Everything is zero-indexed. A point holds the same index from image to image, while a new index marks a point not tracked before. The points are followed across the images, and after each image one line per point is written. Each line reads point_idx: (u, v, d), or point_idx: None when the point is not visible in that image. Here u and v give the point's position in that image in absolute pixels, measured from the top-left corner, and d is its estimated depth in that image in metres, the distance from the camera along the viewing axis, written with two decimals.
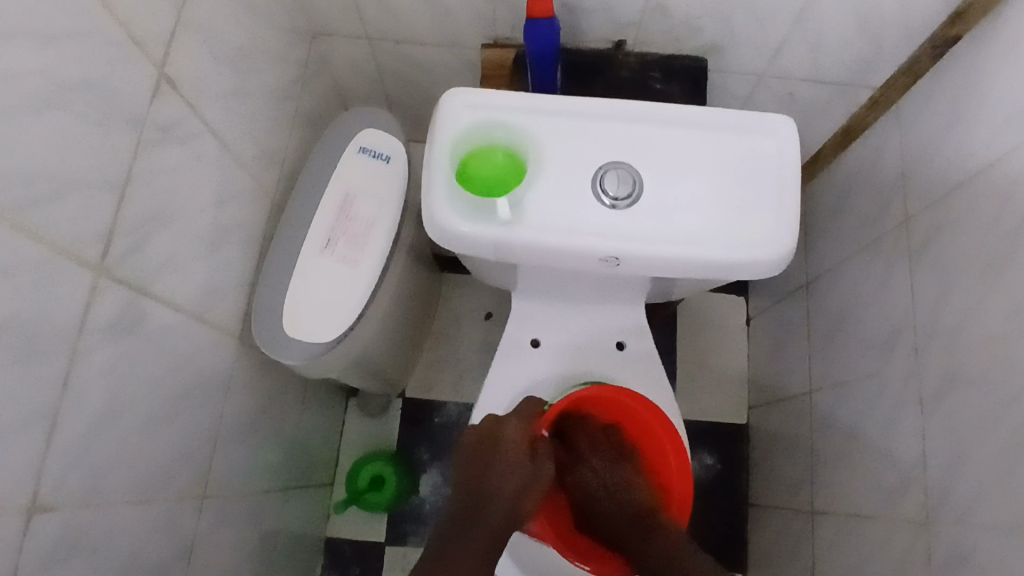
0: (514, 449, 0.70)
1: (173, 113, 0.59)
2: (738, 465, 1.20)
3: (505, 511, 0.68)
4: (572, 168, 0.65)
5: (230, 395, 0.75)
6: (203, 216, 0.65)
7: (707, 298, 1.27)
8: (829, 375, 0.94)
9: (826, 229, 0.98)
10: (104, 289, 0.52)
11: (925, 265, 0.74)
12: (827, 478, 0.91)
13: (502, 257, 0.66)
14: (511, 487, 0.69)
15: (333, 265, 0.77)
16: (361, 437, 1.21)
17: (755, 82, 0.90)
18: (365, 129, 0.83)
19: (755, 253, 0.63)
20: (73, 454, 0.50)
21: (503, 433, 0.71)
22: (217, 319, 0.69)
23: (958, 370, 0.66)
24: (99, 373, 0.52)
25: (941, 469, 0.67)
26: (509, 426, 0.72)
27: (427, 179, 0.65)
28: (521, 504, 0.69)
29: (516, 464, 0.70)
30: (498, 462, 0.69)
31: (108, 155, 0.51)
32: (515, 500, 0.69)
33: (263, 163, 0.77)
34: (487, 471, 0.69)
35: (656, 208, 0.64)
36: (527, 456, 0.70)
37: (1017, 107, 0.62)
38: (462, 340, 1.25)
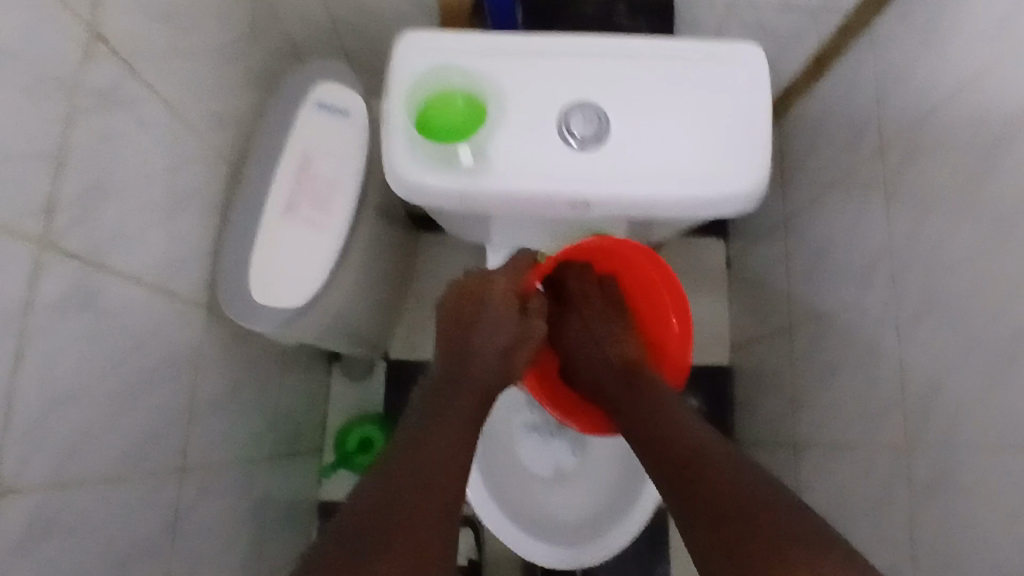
0: (502, 302, 0.74)
1: (110, 74, 0.55)
2: (723, 405, 1.21)
3: (493, 366, 0.70)
4: (535, 111, 0.62)
5: (202, 366, 0.73)
6: (154, 183, 0.62)
7: (685, 241, 1.26)
8: (809, 309, 0.93)
9: (802, 162, 0.97)
10: (50, 265, 0.49)
11: (900, 192, 0.73)
12: (809, 411, 0.92)
13: (469, 208, 0.64)
14: (495, 343, 0.71)
15: (298, 227, 0.75)
16: (346, 401, 1.20)
17: (724, 12, 0.87)
18: (323, 83, 0.79)
19: (727, 187, 0.61)
20: (35, 436, 0.49)
21: (492, 286, 0.74)
22: (180, 289, 0.67)
23: (935, 295, 0.66)
24: (54, 353, 0.50)
25: (921, 395, 0.68)
26: (497, 280, 0.75)
27: (386, 130, 0.62)
28: (511, 364, 0.72)
29: (504, 318, 0.73)
30: (485, 318, 0.72)
31: (39, 123, 0.48)
32: (501, 353, 0.71)
33: (214, 125, 0.73)
34: (475, 325, 0.72)
35: (624, 146, 0.62)
36: (514, 312, 0.74)
37: (991, 22, 0.60)
38: (442, 298, 1.23)
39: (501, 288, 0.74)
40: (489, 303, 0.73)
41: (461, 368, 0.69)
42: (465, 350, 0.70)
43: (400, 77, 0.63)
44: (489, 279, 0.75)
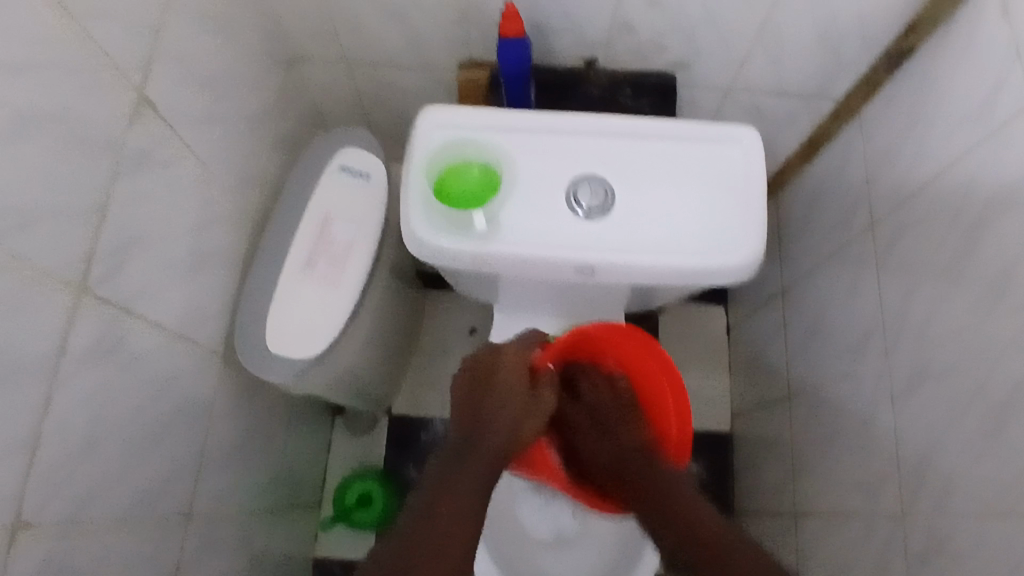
0: (515, 373, 0.69)
1: (153, 136, 0.60)
2: (724, 471, 1.21)
3: (510, 432, 0.66)
4: (546, 183, 0.67)
5: (214, 414, 0.75)
6: (183, 237, 0.66)
7: (686, 308, 1.29)
8: (807, 378, 0.95)
9: (798, 236, 1.01)
10: (86, 308, 0.53)
11: (891, 267, 0.76)
12: (808, 479, 0.93)
13: (480, 270, 0.68)
14: (513, 410, 0.67)
15: (315, 282, 0.78)
16: (348, 456, 1.21)
17: (722, 95, 0.93)
18: (344, 150, 0.84)
19: (724, 258, 0.65)
20: (56, 472, 0.51)
21: (503, 358, 0.70)
22: (199, 338, 0.70)
23: (926, 367, 0.68)
24: (82, 392, 0.53)
25: (913, 465, 0.69)
26: (509, 351, 0.71)
27: (405, 195, 0.67)
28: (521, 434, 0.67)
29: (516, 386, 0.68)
30: (497, 385, 0.67)
31: (88, 178, 0.52)
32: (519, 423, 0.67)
33: (242, 184, 0.78)
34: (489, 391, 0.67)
35: (628, 217, 0.66)
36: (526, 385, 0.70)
37: (969, 114, 0.65)
38: (448, 355, 1.26)
39: (514, 360, 0.70)
40: (503, 372, 0.68)
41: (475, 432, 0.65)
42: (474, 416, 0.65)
43: (421, 148, 0.68)
44: (500, 350, 0.71)
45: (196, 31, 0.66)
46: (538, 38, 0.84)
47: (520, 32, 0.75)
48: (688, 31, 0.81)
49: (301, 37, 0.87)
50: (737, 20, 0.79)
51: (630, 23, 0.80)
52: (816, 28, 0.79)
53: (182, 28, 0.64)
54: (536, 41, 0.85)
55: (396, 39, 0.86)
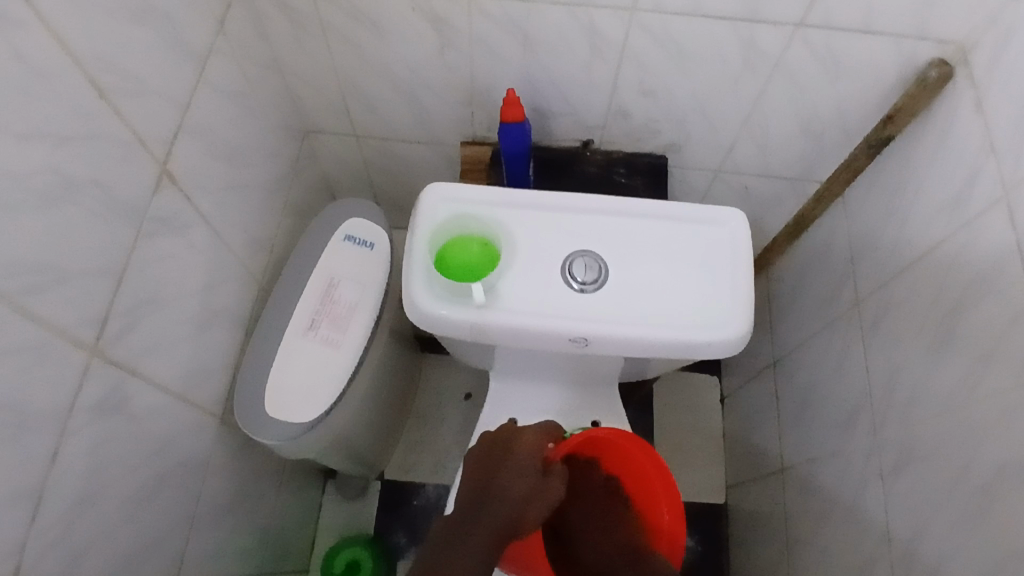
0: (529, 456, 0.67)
1: (172, 205, 0.63)
2: (719, 546, 1.19)
3: (513, 515, 0.64)
4: (543, 257, 0.70)
5: (208, 476, 0.75)
6: (192, 300, 0.68)
7: (681, 378, 1.30)
8: (800, 453, 0.96)
9: (788, 310, 1.04)
10: (96, 370, 0.54)
11: (876, 344, 0.79)
12: (801, 556, 0.92)
13: (478, 339, 0.70)
14: (519, 493, 0.65)
15: (316, 346, 0.80)
16: (337, 522, 1.19)
17: (712, 176, 0.98)
18: (349, 219, 0.88)
19: (712, 333, 0.67)
20: (53, 532, 0.51)
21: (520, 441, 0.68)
22: (199, 399, 0.71)
23: (913, 444, 0.70)
24: (84, 452, 0.54)
25: (905, 544, 0.69)
26: (527, 433, 0.69)
27: (409, 265, 0.69)
28: (525, 517, 0.65)
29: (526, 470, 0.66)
30: (507, 467, 0.66)
31: (108, 244, 0.55)
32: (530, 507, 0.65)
33: (251, 250, 0.81)
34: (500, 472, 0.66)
35: (621, 292, 0.69)
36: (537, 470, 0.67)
37: (944, 201, 0.69)
38: (443, 420, 1.26)
39: (528, 443, 0.68)
40: (514, 453, 0.67)
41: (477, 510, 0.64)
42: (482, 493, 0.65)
43: (425, 221, 0.71)
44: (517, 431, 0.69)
45: (219, 109, 0.71)
46: (538, 120, 0.89)
47: (520, 117, 0.80)
48: (679, 117, 0.86)
49: (315, 112, 0.92)
50: (725, 109, 0.84)
51: (625, 109, 0.85)
52: (799, 117, 0.84)
53: (206, 105, 0.68)
54: (536, 123, 0.90)
55: (404, 117, 0.91)
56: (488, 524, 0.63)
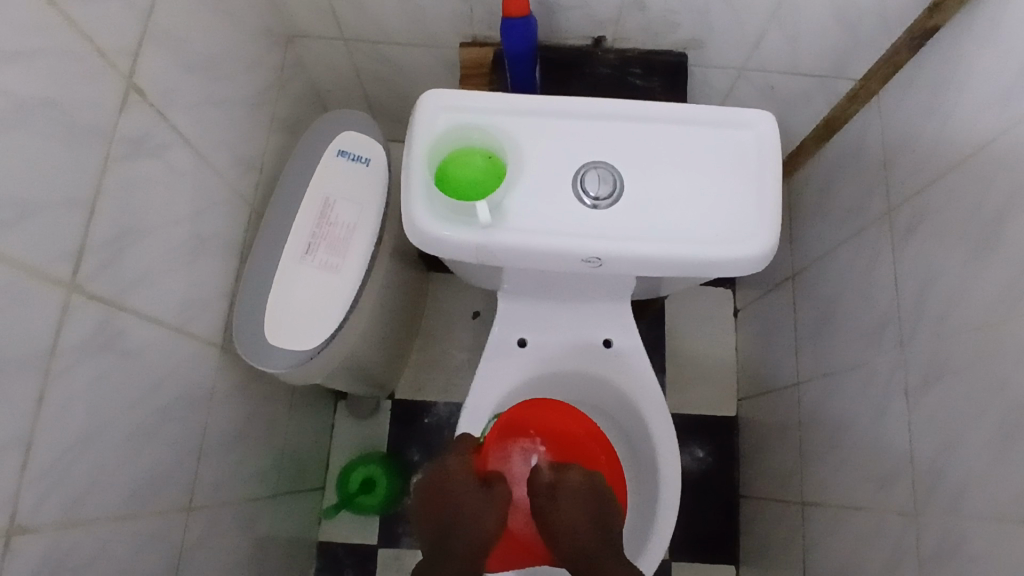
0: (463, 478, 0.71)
1: (144, 124, 0.57)
2: (729, 455, 1.20)
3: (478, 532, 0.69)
4: (553, 170, 0.65)
5: (214, 405, 0.74)
6: (178, 227, 0.63)
7: (695, 291, 1.27)
8: (818, 366, 0.94)
9: (810, 219, 0.98)
10: (78, 307, 0.51)
11: (908, 255, 0.74)
12: (815, 467, 0.92)
13: (484, 260, 0.66)
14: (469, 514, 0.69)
15: (314, 271, 0.76)
16: (351, 440, 1.20)
17: (735, 75, 0.90)
18: (343, 132, 0.81)
19: (735, 249, 0.62)
20: (50, 475, 0.50)
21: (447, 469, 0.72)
22: (196, 331, 0.68)
23: (944, 361, 0.66)
24: (75, 391, 0.51)
25: (929, 460, 0.68)
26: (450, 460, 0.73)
27: (406, 180, 0.64)
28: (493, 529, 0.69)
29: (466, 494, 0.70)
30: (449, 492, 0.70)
31: (76, 170, 0.49)
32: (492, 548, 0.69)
33: (240, 170, 0.75)
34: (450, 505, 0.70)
35: (637, 206, 0.64)
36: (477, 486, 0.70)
37: (996, 96, 0.62)
38: (453, 338, 1.24)
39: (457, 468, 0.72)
40: (455, 483, 0.70)
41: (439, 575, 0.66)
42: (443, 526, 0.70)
43: (422, 133, 0.65)
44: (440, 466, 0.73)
45: (190, 15, 0.63)
46: (544, 16, 0.81)
47: (526, 11, 0.72)
48: (700, 8, 0.77)
49: (298, 13, 0.83)
50: None
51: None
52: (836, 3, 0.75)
53: (174, 9, 0.61)
54: (542, 18, 0.81)
55: (395, 16, 0.83)
56: (456, 547, 0.69)
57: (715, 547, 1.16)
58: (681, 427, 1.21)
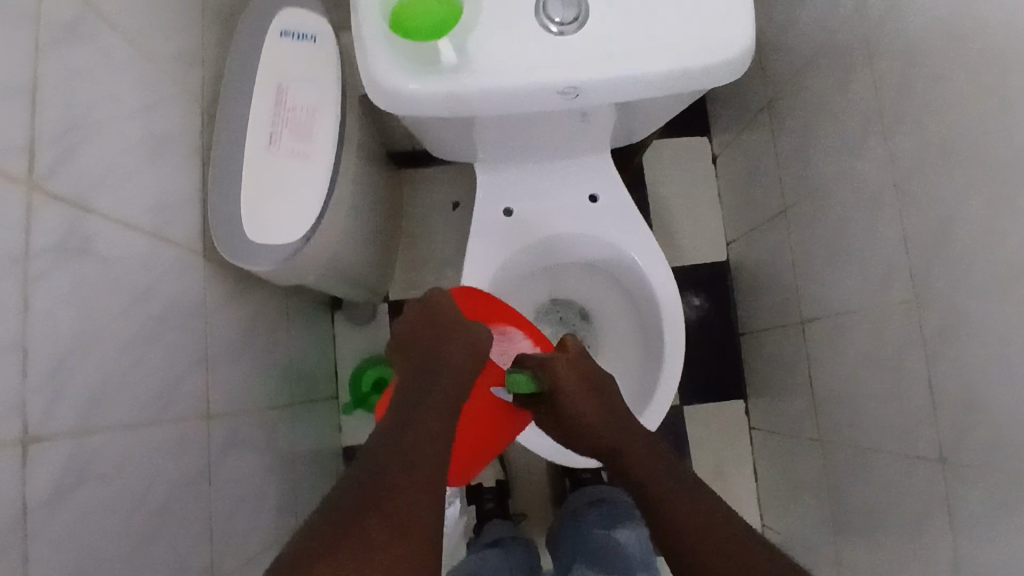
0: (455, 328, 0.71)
1: (67, 9, 0.52)
2: (726, 300, 1.22)
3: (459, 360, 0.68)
4: (512, 1, 0.61)
5: (209, 315, 0.72)
6: (128, 126, 0.59)
7: (671, 145, 1.25)
8: (803, 188, 0.93)
9: (778, 40, 0.95)
10: (41, 207, 0.48)
11: (882, 45, 0.72)
12: (812, 287, 0.93)
13: (456, 112, 0.63)
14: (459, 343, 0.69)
15: (284, 160, 0.73)
16: (355, 348, 1.20)
17: None
18: (282, 11, 0.76)
19: (710, 56, 0.60)
20: (56, 381, 0.48)
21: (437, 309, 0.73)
22: (172, 237, 0.66)
23: (930, 142, 0.66)
24: (60, 296, 0.49)
25: (925, 244, 0.69)
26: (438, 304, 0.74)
27: (366, 40, 0.60)
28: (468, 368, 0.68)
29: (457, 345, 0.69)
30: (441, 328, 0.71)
31: (6, 56, 0.45)
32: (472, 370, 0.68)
33: (181, 66, 0.70)
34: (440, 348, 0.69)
35: (605, 26, 0.60)
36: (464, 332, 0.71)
37: None
38: (436, 232, 1.23)
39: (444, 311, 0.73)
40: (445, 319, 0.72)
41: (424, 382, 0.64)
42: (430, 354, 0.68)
43: None
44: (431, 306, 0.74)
45: None
46: None
47: None
48: None
49: None
50: None
51: None
52: None
53: None
54: None
55: None
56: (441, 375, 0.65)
57: (723, 388, 1.20)
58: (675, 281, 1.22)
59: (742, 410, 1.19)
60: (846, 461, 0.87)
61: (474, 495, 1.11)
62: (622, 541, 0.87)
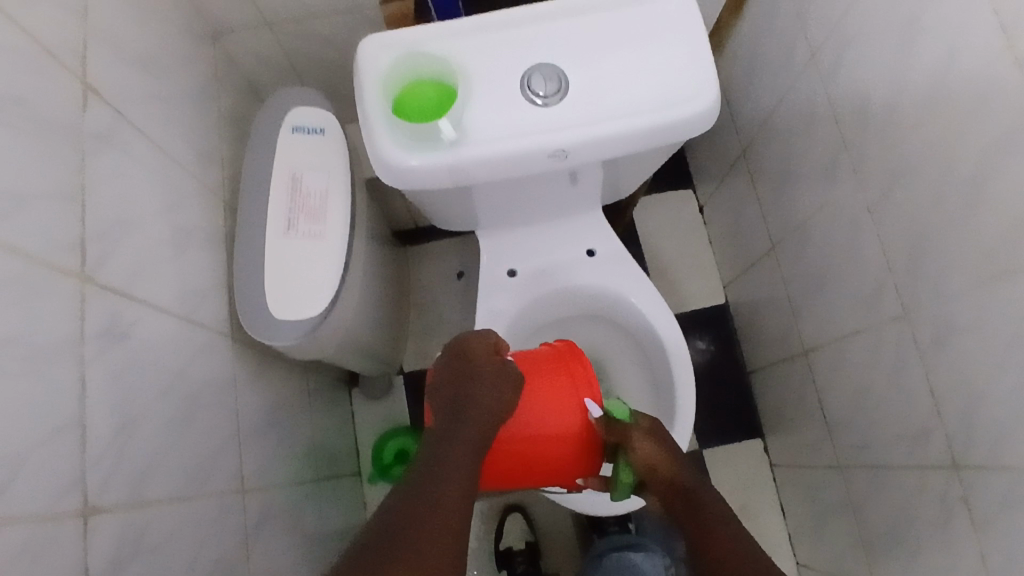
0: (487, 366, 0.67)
1: (107, 124, 0.59)
2: (730, 341, 1.25)
3: (487, 403, 0.64)
4: (499, 81, 0.68)
5: (238, 393, 0.76)
6: (160, 221, 0.65)
7: (659, 199, 1.32)
8: (787, 224, 0.99)
9: (745, 93, 1.03)
10: (91, 296, 0.53)
11: (838, 87, 0.79)
12: (809, 317, 0.97)
13: (458, 182, 0.69)
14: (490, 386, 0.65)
15: (301, 242, 0.78)
16: (374, 421, 1.22)
17: None
18: (292, 109, 0.84)
19: (680, 110, 0.67)
20: (108, 457, 0.52)
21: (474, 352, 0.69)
22: (202, 321, 0.70)
23: (893, 166, 0.72)
24: (109, 379, 0.53)
25: (905, 260, 0.73)
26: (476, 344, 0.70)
27: (367, 124, 0.67)
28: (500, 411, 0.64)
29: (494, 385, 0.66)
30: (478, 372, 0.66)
31: (58, 166, 0.51)
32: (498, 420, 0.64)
33: (203, 166, 0.77)
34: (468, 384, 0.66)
35: (584, 94, 0.67)
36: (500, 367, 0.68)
37: None
38: (444, 302, 1.27)
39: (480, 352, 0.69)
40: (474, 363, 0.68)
41: (445, 429, 0.62)
42: (458, 399, 0.65)
43: (369, 76, 0.68)
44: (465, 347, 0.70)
45: (118, 16, 0.65)
46: None
47: None
48: None
49: (216, 8, 0.85)
50: None
51: None
52: None
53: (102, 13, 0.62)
54: None
55: None
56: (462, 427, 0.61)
57: (739, 428, 1.21)
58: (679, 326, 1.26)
59: (761, 447, 1.20)
60: (866, 482, 0.89)
61: (505, 560, 1.11)
62: (636, 561, 0.92)
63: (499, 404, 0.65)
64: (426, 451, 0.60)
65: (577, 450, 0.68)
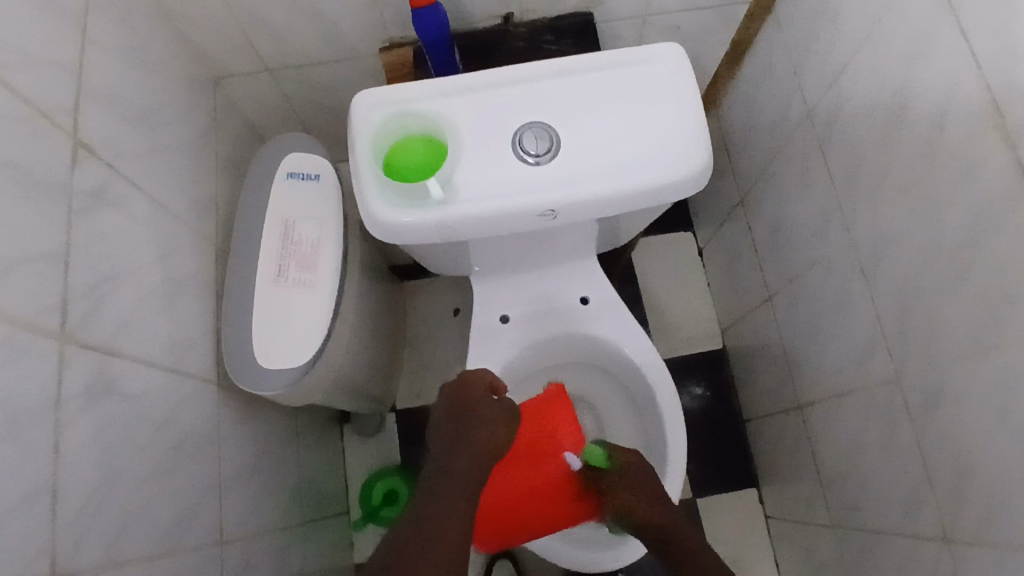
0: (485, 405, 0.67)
1: (98, 179, 0.60)
2: (725, 386, 1.24)
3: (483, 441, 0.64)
4: (490, 139, 0.68)
5: (221, 441, 0.75)
6: (149, 272, 0.65)
7: (658, 241, 1.32)
8: (783, 275, 0.98)
9: (743, 142, 1.03)
10: (72, 356, 0.53)
11: (833, 147, 0.79)
12: (803, 370, 0.96)
13: (448, 238, 0.69)
14: (487, 426, 0.65)
15: (290, 291, 0.78)
16: (364, 459, 1.21)
17: (641, 24, 0.93)
18: (288, 155, 0.84)
19: (671, 172, 0.67)
20: (81, 519, 0.51)
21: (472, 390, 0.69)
22: (188, 369, 0.70)
23: (886, 230, 0.71)
24: (87, 439, 0.53)
25: (897, 325, 0.72)
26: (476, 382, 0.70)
27: (358, 179, 0.67)
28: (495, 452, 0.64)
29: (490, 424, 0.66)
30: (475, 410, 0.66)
31: (45, 226, 0.52)
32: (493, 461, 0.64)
33: (197, 213, 0.77)
34: (465, 421, 0.66)
35: (575, 153, 0.67)
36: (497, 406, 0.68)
37: None
38: (439, 339, 1.27)
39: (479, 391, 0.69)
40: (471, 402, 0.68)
41: (446, 465, 0.61)
42: (454, 435, 0.64)
43: (361, 133, 0.69)
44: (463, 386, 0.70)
45: (115, 69, 0.66)
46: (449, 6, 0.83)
47: None
48: None
49: (217, 55, 0.86)
50: None
51: None
52: None
53: (99, 66, 0.63)
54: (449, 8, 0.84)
55: (310, 39, 0.85)
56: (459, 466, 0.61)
57: (732, 476, 1.20)
58: (674, 370, 1.25)
59: (755, 496, 1.19)
60: (858, 543, 0.87)
61: None
62: None
63: (498, 439, 0.65)
64: (422, 488, 0.59)
65: (557, 496, 0.72)
